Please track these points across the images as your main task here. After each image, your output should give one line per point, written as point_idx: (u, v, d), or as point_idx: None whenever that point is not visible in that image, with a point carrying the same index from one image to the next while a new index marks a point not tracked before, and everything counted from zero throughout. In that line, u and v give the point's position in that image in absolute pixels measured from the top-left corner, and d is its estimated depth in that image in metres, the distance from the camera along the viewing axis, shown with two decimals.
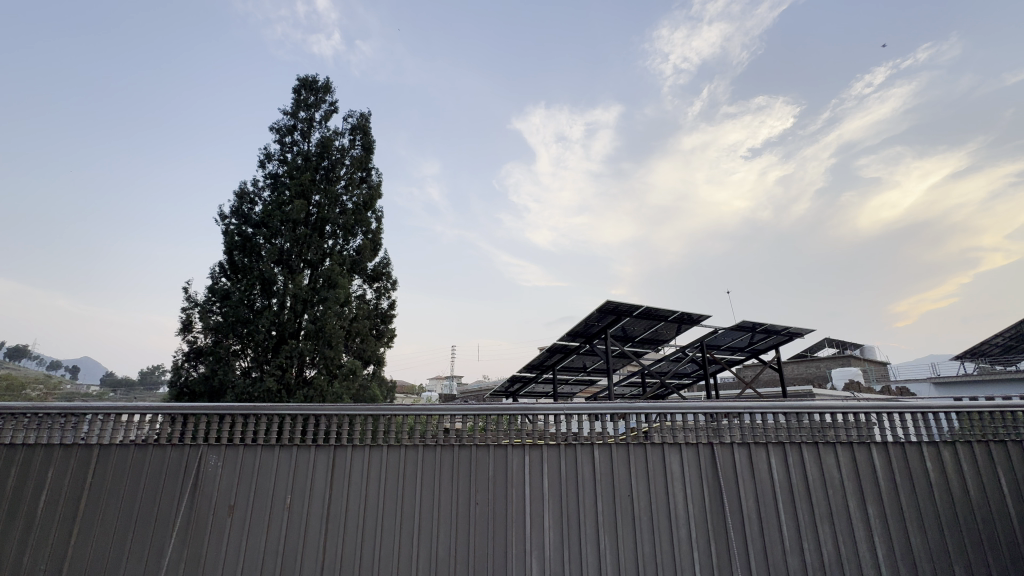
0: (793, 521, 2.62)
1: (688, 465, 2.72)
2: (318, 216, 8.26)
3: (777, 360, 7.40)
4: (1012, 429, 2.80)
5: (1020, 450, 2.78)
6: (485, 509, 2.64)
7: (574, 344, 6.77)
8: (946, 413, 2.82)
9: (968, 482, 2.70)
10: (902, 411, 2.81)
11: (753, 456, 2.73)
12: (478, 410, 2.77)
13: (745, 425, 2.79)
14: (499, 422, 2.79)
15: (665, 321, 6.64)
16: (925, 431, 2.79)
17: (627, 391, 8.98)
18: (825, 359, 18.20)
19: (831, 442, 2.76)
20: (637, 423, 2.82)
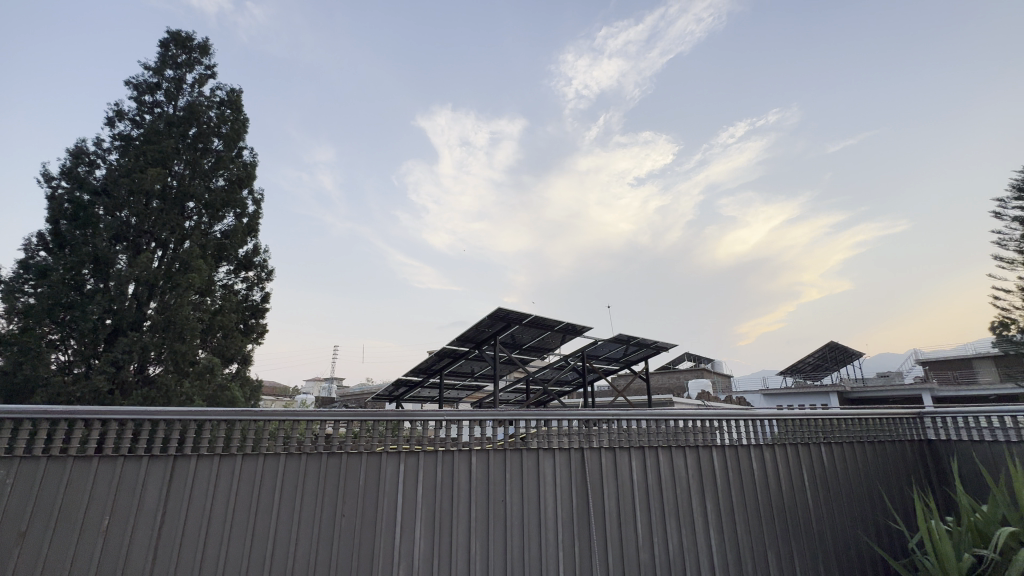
0: (646, 517, 2.87)
1: (560, 469, 2.84)
2: (179, 190, 7.19)
3: (645, 371, 8.13)
4: (814, 434, 3.39)
5: (819, 451, 3.37)
6: (351, 522, 2.47)
7: (463, 349, 6.75)
8: (770, 420, 3.32)
9: (780, 478, 3.21)
10: (738, 419, 3.25)
11: (616, 459, 2.94)
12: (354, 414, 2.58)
13: (612, 431, 3.00)
14: (376, 427, 2.65)
15: (551, 331, 6.94)
16: (753, 436, 3.26)
17: (511, 397, 9.22)
18: (683, 372, 20.59)
19: (681, 446, 3.09)
20: (517, 429, 2.86)
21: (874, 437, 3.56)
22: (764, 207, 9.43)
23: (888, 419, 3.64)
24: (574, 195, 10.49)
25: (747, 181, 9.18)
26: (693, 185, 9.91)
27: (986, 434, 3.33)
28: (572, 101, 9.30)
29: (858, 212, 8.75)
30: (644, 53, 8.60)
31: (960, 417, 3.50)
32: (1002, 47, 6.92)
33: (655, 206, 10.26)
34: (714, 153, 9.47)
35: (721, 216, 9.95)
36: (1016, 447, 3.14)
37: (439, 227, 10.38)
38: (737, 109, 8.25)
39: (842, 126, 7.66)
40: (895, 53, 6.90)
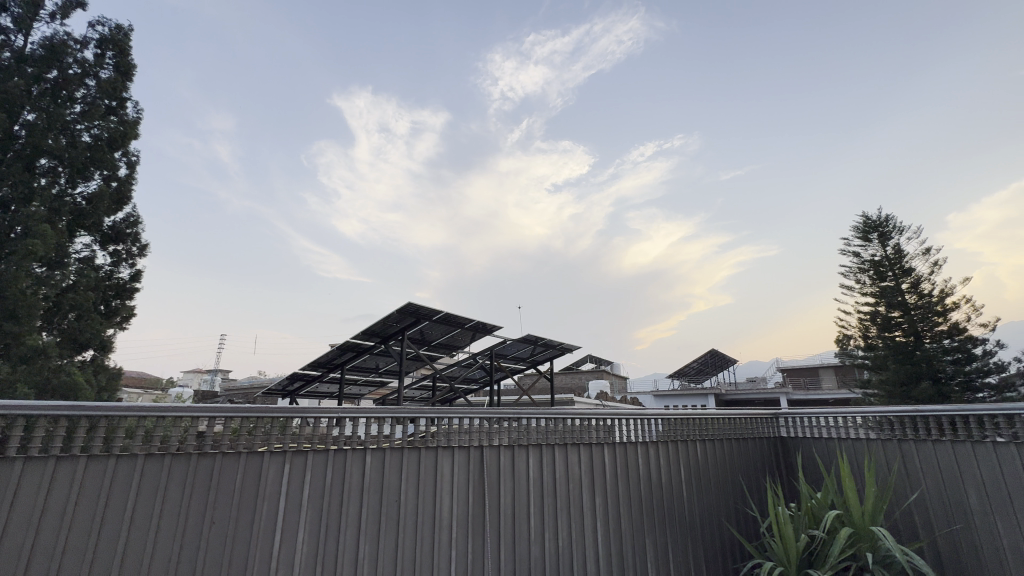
0: (539, 513, 2.96)
1: (458, 468, 2.81)
2: (26, 141, 6.01)
3: (550, 371, 8.41)
4: (692, 432, 3.74)
5: (696, 448, 3.73)
6: (224, 530, 2.22)
7: (369, 344, 6.45)
8: (657, 419, 3.61)
9: (661, 472, 3.49)
10: (629, 418, 3.48)
11: (515, 457, 2.99)
12: (240, 410, 2.33)
13: (514, 429, 3.05)
14: (266, 424, 2.43)
15: (462, 329, 6.88)
16: (642, 434, 3.51)
17: (417, 394, 9.03)
18: (585, 372, 21.75)
19: (577, 443, 3.23)
20: (422, 426, 2.80)
21: (740, 435, 4.02)
22: (665, 223, 10.02)
23: (751, 419, 4.14)
24: (493, 194, 10.20)
25: (654, 198, 9.75)
26: (604, 197, 10.54)
27: (824, 432, 3.90)
28: (496, 101, 9.32)
29: (741, 234, 9.96)
30: (569, 65, 9.15)
31: (807, 417, 4.06)
32: (880, 107, 7.56)
33: (570, 213, 11.10)
34: (624, 169, 10.01)
35: (628, 228, 10.40)
36: (845, 444, 3.72)
37: (354, 216, 9.41)
38: (647, 126, 8.66)
39: (731, 156, 8.67)
40: (778, 100, 7.94)
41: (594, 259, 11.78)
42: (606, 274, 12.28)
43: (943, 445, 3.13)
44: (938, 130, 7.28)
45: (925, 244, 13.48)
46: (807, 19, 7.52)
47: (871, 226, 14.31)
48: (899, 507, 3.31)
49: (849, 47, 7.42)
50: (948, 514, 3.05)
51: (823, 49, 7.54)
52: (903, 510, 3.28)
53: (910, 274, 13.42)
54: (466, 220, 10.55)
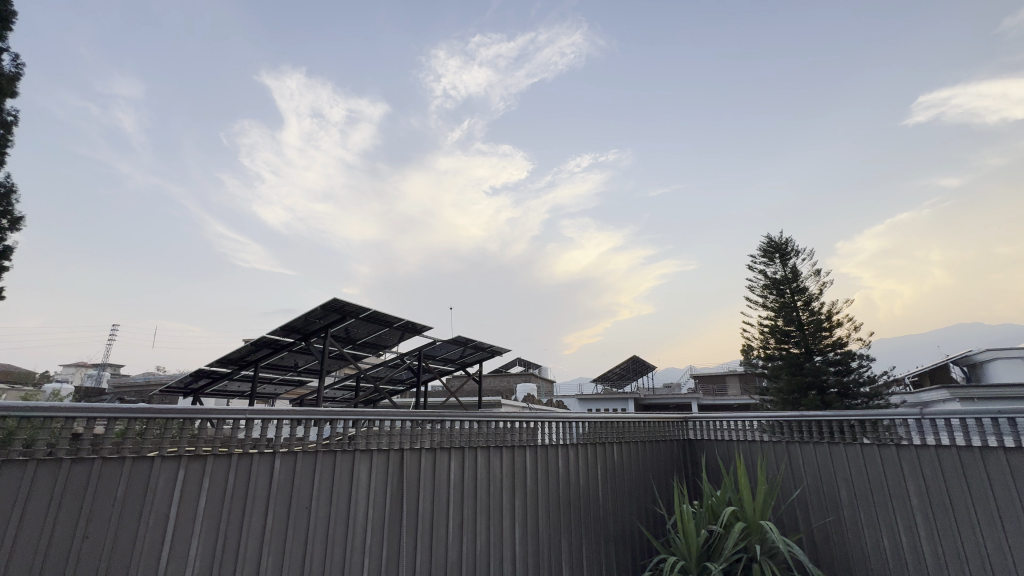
0: (458, 516, 2.93)
1: (376, 472, 2.71)
2: None
3: (478, 373, 8.39)
4: (610, 436, 3.91)
5: (613, 450, 3.90)
6: (99, 545, 1.96)
7: (287, 340, 6.06)
8: (579, 423, 3.72)
9: (580, 473, 3.60)
10: (552, 421, 3.56)
11: (436, 461, 2.94)
12: (133, 410, 2.08)
13: (439, 432, 3.00)
14: (163, 426, 2.18)
15: (389, 328, 6.66)
16: (564, 436, 3.60)
17: (338, 394, 8.64)
18: (513, 375, 22.03)
19: (501, 446, 3.24)
20: (341, 428, 2.67)
21: (653, 437, 4.26)
22: (596, 233, 10.61)
23: (663, 422, 4.41)
24: (430, 191, 9.85)
25: (587, 208, 10.22)
26: (541, 203, 10.78)
27: (726, 434, 4.23)
28: (439, 99, 9.15)
29: (664, 249, 10.34)
30: (513, 71, 9.30)
31: (712, 422, 4.37)
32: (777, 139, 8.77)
33: (506, 217, 10.85)
34: (561, 178, 10.37)
35: (562, 235, 10.96)
36: (743, 446, 4.07)
37: (279, 204, 8.92)
38: (581, 138, 9.31)
39: (661, 173, 9.32)
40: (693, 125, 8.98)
41: (528, 263, 11.94)
42: (538, 278, 12.52)
43: (823, 446, 3.52)
44: (829, 168, 8.23)
45: (816, 266, 15.13)
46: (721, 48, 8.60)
47: (774, 247, 15.85)
48: (784, 502, 3.68)
49: (761, 82, 8.57)
50: (823, 507, 3.44)
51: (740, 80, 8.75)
52: (787, 504, 3.65)
53: (803, 293, 14.99)
54: (399, 216, 10.04)
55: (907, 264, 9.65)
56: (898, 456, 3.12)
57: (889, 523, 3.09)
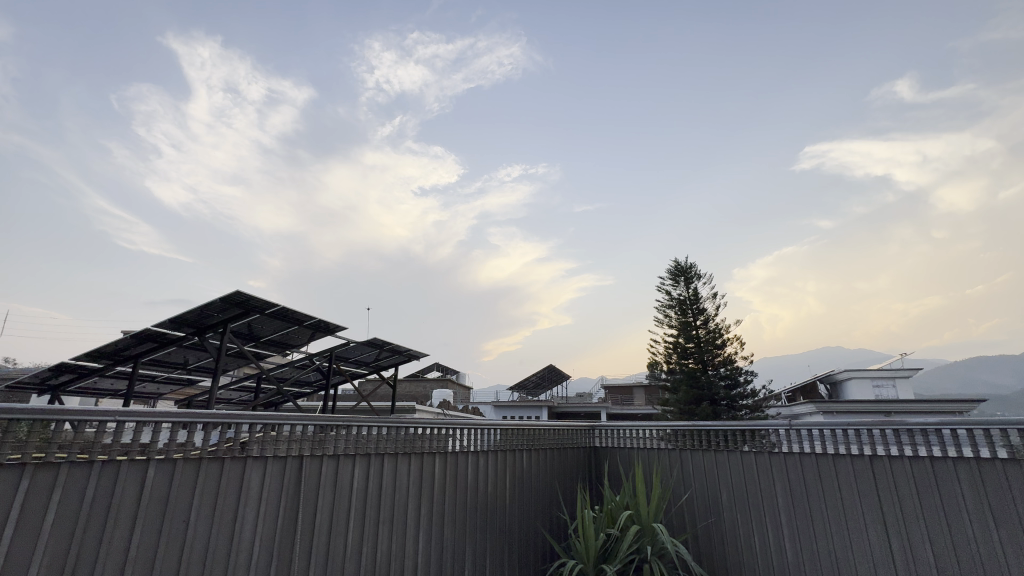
0: (359, 527, 2.79)
1: (270, 481, 2.50)
2: None
3: (393, 377, 8.13)
4: (520, 443, 3.98)
5: (523, 456, 3.97)
6: None
7: (177, 334, 5.44)
8: (492, 429, 3.76)
9: (488, 480, 3.62)
10: (466, 428, 3.55)
11: (339, 468, 2.79)
12: None
13: (346, 437, 2.86)
14: (6, 428, 1.84)
15: (299, 326, 6.24)
16: (475, 443, 3.61)
17: (234, 396, 7.92)
18: (430, 381, 21.71)
19: (410, 453, 3.15)
20: (235, 433, 2.45)
21: (562, 444, 4.41)
22: (522, 243, 10.98)
23: (572, 430, 4.57)
24: (354, 183, 9.14)
25: (514, 218, 10.51)
26: (469, 208, 10.63)
27: (628, 442, 4.49)
28: (370, 90, 8.51)
29: (585, 263, 11.21)
30: (449, 73, 9.21)
31: (617, 430, 4.60)
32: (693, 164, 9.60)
33: (432, 220, 10.68)
34: (491, 185, 10.24)
35: (489, 243, 10.91)
36: (642, 453, 4.34)
37: (178, 182, 7.94)
38: (512, 150, 9.67)
39: (587, 191, 9.99)
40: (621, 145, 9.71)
41: (452, 267, 11.84)
42: (461, 284, 12.47)
43: (710, 454, 3.85)
44: None
45: (715, 290, 16.60)
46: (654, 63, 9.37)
47: (680, 271, 17.21)
48: (674, 505, 3.97)
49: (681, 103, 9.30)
50: (707, 509, 3.77)
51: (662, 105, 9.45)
52: (677, 507, 3.94)
53: (702, 314, 16.37)
54: (320, 209, 9.51)
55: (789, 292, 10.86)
56: (770, 462, 3.50)
57: (760, 522, 3.46)
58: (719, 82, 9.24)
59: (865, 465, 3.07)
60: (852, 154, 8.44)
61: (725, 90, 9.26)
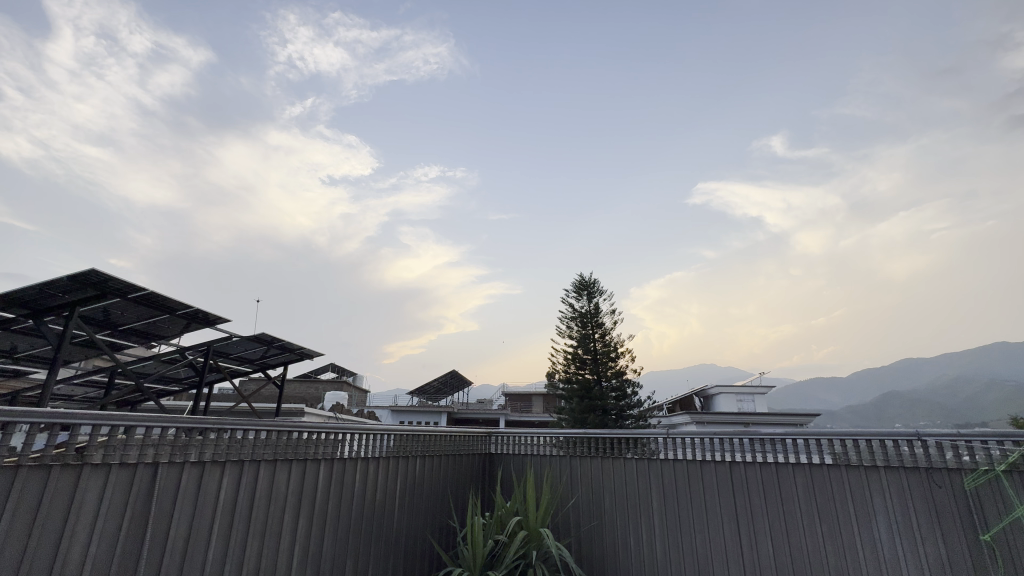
0: (223, 543, 2.49)
1: (112, 493, 2.14)
2: None
3: (281, 377, 7.47)
4: (413, 449, 3.86)
5: (416, 463, 3.87)
6: None
7: (3, 315, 4.49)
8: (385, 434, 3.62)
9: (377, 488, 3.46)
10: (357, 433, 3.39)
11: (204, 477, 2.47)
12: None
13: (217, 442, 2.56)
14: None
15: (170, 316, 5.50)
16: (366, 449, 3.45)
17: (78, 391, 6.74)
18: (323, 383, 20.46)
19: (290, 459, 2.90)
20: (72, 436, 2.06)
21: (457, 451, 4.37)
22: (434, 245, 10.87)
23: (468, 436, 4.55)
24: (251, 164, 8.43)
25: (427, 219, 10.33)
26: (381, 204, 9.84)
27: (522, 448, 4.57)
28: (280, 66, 7.94)
29: (495, 270, 11.49)
30: (371, 61, 8.68)
31: (512, 437, 4.67)
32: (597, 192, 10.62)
33: (340, 211, 9.70)
34: (406, 183, 9.81)
35: (399, 242, 10.43)
36: (535, 460, 4.45)
37: (25, 134, 6.07)
38: (431, 150, 9.63)
39: (502, 201, 10.50)
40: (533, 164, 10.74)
41: (356, 266, 11.07)
42: (366, 282, 11.73)
43: (597, 460, 4.07)
44: None
45: (613, 306, 17.71)
46: (559, 95, 10.58)
47: (584, 285, 18.14)
48: (561, 510, 4.12)
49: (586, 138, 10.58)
50: (590, 513, 3.97)
51: (572, 134, 10.62)
52: (563, 512, 4.10)
53: (600, 327, 17.36)
54: (210, 187, 8.28)
55: (675, 313, 11.97)
56: (649, 468, 3.79)
57: (635, 524, 3.73)
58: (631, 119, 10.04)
59: (726, 471, 3.46)
60: (734, 196, 9.97)
61: (637, 127, 10.07)
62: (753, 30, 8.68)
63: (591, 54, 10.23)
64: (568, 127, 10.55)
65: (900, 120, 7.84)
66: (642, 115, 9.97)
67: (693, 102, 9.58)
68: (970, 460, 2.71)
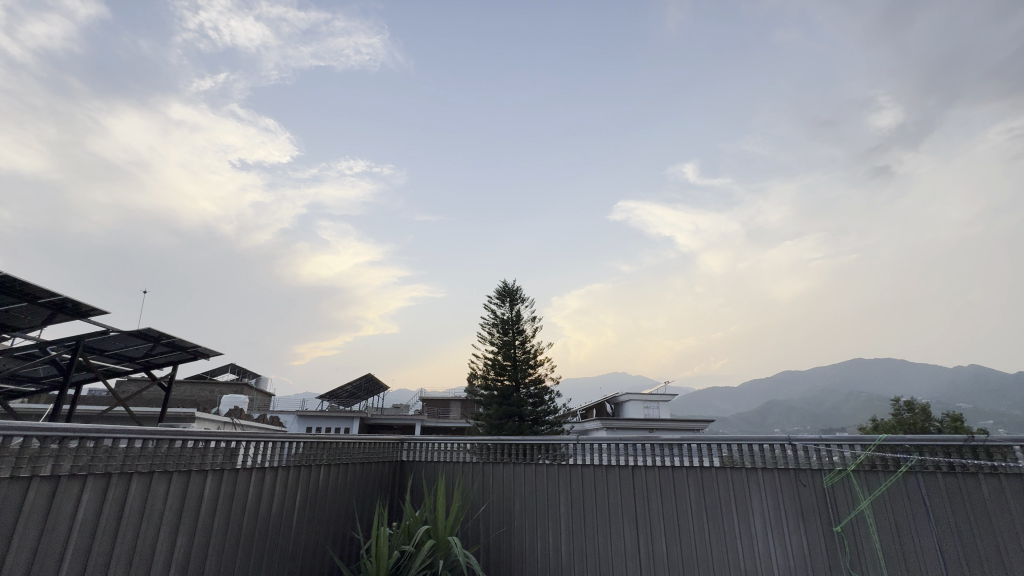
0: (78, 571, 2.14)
1: None
2: None
3: (168, 378, 6.68)
4: (316, 458, 3.63)
5: (318, 473, 3.63)
6: None
7: None
8: (286, 442, 3.37)
9: (273, 500, 3.19)
10: (253, 440, 3.11)
11: (60, 493, 2.11)
12: None
13: (79, 453, 2.20)
14: None
15: (30, 304, 4.71)
16: (263, 459, 3.18)
17: None
18: (221, 385, 18.71)
19: (170, 471, 2.59)
20: None
21: (365, 459, 4.18)
22: (356, 243, 9.93)
23: (378, 444, 4.38)
24: (147, 138, 7.45)
25: (349, 214, 9.50)
26: (299, 195, 9.34)
27: (435, 455, 4.48)
28: (188, 34, 6.91)
29: (419, 272, 11.39)
30: (297, 43, 8.30)
31: (425, 444, 4.55)
32: (531, 201, 11.17)
33: (250, 199, 8.80)
34: (327, 175, 9.22)
35: (316, 236, 9.75)
36: (447, 466, 4.38)
37: None
38: (360, 143, 9.14)
39: (430, 203, 10.36)
40: (468, 166, 10.73)
41: (267, 259, 10.17)
42: (278, 277, 10.84)
43: (510, 466, 4.10)
44: None
45: (535, 313, 18.09)
46: (502, 96, 10.81)
47: (507, 292, 18.40)
48: (470, 517, 4.09)
49: (526, 141, 11.07)
50: (499, 519, 3.98)
51: (511, 137, 10.96)
52: (472, 520, 4.06)
53: (521, 334, 17.68)
54: (90, 161, 6.99)
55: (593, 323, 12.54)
56: (558, 474, 3.90)
57: (542, 529, 3.80)
58: (565, 131, 11.00)
59: (629, 475, 3.66)
60: (651, 216, 10.66)
61: (568, 138, 10.99)
62: (673, 62, 9.34)
63: (530, 61, 10.82)
64: (506, 129, 10.83)
65: (789, 161, 8.95)
66: (571, 126, 10.92)
67: (617, 124, 10.27)
68: (829, 462, 3.13)
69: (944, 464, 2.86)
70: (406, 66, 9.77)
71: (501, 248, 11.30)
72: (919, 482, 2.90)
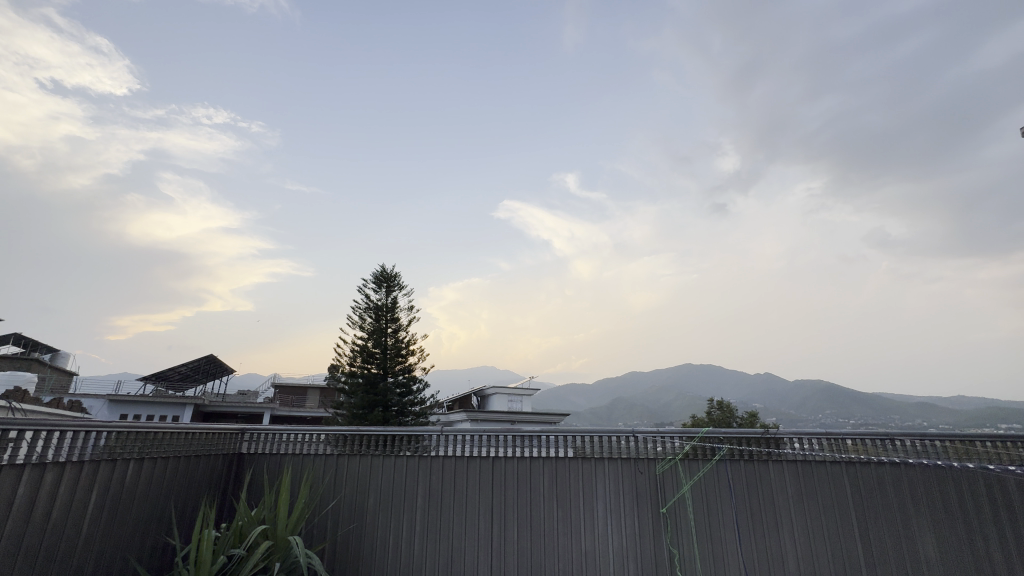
0: None
1: None
2: None
3: None
4: (123, 450, 3.01)
5: (125, 469, 3.01)
6: None
7: None
8: (79, 432, 2.72)
9: (56, 503, 2.55)
10: (34, 428, 2.45)
11: None
12: None
13: None
14: None
15: None
16: (45, 452, 2.52)
17: None
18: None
19: None
20: None
21: (193, 452, 3.60)
22: (208, 205, 8.52)
23: (210, 434, 3.81)
24: None
25: (201, 168, 8.23)
26: (135, 138, 7.51)
27: (281, 447, 4.04)
28: None
29: (283, 248, 10.32)
30: None
31: (271, 434, 4.09)
32: (421, 186, 10.72)
33: (63, 130, 6.45)
34: (176, 120, 7.82)
35: (156, 190, 7.89)
36: (295, 459, 3.98)
37: None
38: (223, 87, 7.93)
39: (305, 174, 9.70)
40: (346, 135, 9.77)
41: (82, 208, 7.86)
42: (93, 234, 8.67)
43: (368, 459, 3.88)
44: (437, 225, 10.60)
45: (411, 302, 17.58)
46: (397, 63, 10.12)
47: (384, 278, 17.58)
48: (317, 513, 3.77)
49: (420, 116, 10.46)
50: (351, 515, 3.75)
51: (400, 106, 10.31)
52: (319, 517, 3.75)
53: (394, 322, 17.08)
54: None
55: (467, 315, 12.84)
56: (419, 465, 3.82)
57: (397, 523, 3.68)
58: (457, 112, 10.58)
59: (489, 465, 3.73)
60: (532, 218, 11.92)
61: (461, 119, 10.59)
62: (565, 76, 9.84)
63: (421, 30, 10.15)
64: (394, 100, 10.20)
65: (653, 186, 10.01)
66: (473, 110, 10.58)
67: (518, 122, 10.49)
68: (661, 451, 3.55)
69: (746, 452, 3.47)
70: (289, 17, 8.54)
71: (383, 232, 10.69)
72: (729, 468, 3.46)
